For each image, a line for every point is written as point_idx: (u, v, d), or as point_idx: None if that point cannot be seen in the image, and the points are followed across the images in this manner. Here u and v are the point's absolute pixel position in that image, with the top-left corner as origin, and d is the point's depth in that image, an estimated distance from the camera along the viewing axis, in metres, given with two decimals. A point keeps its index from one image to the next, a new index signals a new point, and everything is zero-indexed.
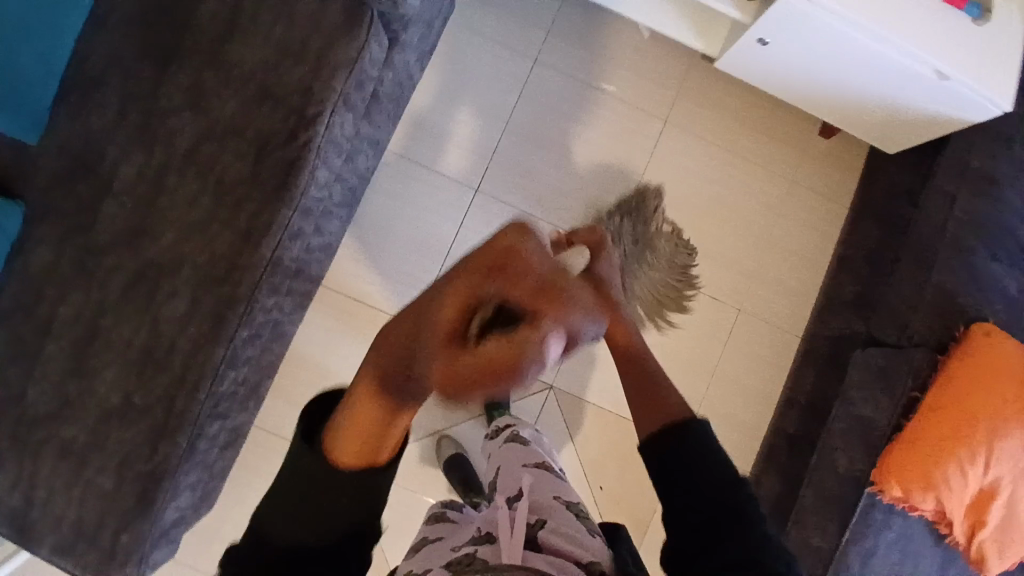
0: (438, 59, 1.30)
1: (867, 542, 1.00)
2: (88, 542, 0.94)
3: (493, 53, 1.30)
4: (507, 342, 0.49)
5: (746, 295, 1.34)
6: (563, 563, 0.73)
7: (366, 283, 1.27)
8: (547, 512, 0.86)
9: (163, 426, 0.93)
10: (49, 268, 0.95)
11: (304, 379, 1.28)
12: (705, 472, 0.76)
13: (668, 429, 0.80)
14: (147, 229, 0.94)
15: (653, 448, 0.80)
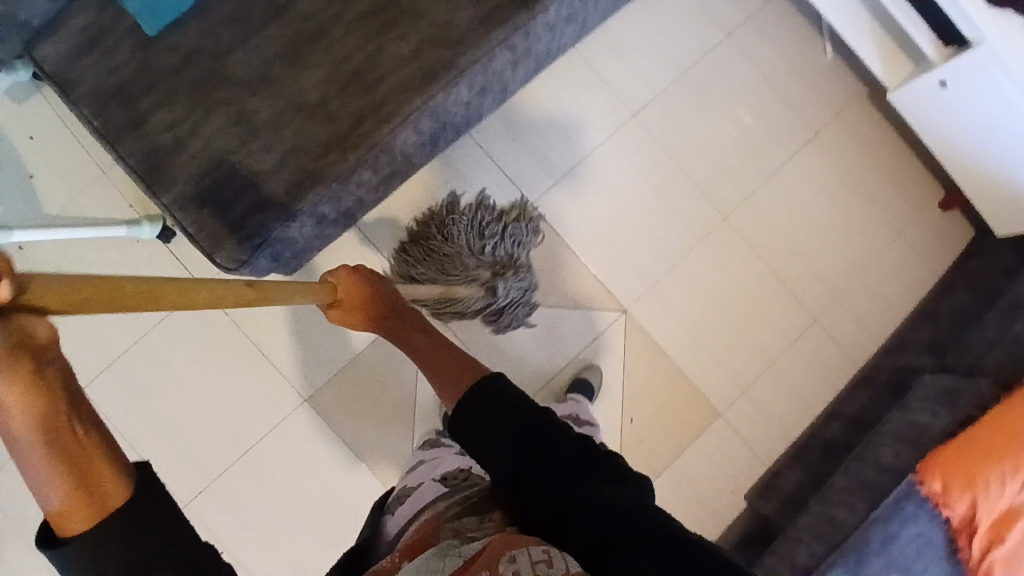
0: None
1: (892, 525, 1.05)
2: (218, 208, 0.96)
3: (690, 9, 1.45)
4: None
5: (825, 310, 1.42)
6: None
7: (510, 148, 1.38)
8: None
9: (342, 139, 0.98)
10: None
11: (419, 205, 1.34)
12: (502, 418, 0.69)
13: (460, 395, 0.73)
14: None
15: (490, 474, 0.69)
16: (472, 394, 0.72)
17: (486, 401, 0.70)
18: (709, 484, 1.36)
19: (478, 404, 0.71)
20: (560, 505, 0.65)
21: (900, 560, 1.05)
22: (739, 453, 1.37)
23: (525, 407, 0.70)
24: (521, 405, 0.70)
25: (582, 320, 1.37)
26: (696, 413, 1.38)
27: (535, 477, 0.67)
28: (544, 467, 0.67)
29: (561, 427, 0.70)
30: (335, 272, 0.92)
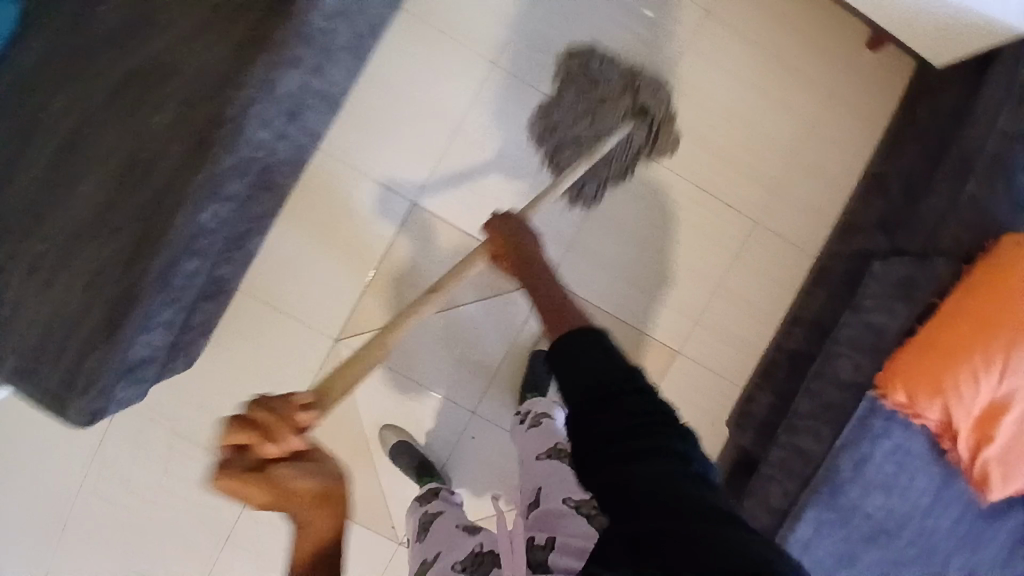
0: None
1: (862, 448, 0.97)
2: (52, 362, 0.90)
3: None
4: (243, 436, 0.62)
5: (765, 208, 1.27)
6: None
7: (369, 149, 1.21)
8: (550, 521, 0.71)
9: (141, 246, 0.88)
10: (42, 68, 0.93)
11: (293, 246, 1.21)
12: (586, 381, 0.63)
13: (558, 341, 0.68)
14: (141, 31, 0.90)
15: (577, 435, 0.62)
16: (572, 341, 0.67)
17: (584, 354, 0.65)
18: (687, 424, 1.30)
19: (574, 357, 0.66)
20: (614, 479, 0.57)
21: (877, 479, 0.97)
22: (711, 384, 1.30)
23: (610, 372, 0.63)
24: (614, 366, 0.64)
25: (508, 303, 1.27)
26: (656, 359, 1.28)
27: (595, 441, 0.60)
28: (607, 433, 0.60)
29: (644, 395, 0.61)
30: (492, 225, 0.95)
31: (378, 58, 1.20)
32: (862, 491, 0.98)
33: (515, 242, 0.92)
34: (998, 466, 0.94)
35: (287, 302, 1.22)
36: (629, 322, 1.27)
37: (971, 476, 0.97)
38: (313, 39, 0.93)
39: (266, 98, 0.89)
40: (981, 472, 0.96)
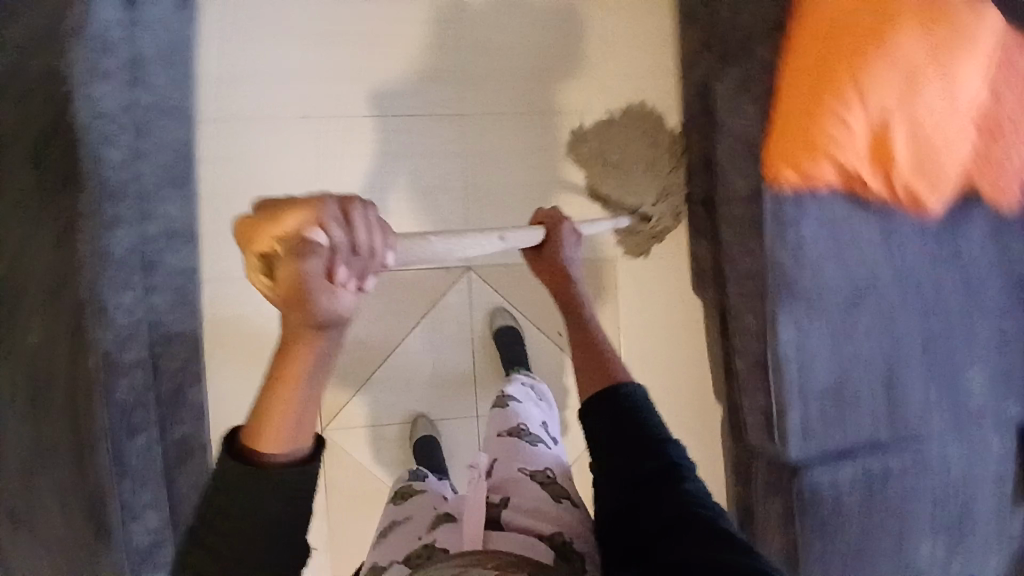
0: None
1: (793, 234, 0.98)
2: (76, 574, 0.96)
3: None
4: (280, 274, 0.48)
5: (611, 92, 1.29)
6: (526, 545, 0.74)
7: (245, 258, 1.21)
8: (509, 488, 0.83)
9: (79, 450, 0.90)
10: None
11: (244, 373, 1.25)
12: (636, 441, 0.77)
13: (598, 393, 0.82)
14: None
15: (590, 411, 0.82)
16: (609, 392, 0.82)
17: (619, 402, 0.80)
18: (660, 313, 1.32)
19: (628, 407, 0.80)
20: (624, 480, 0.74)
21: (821, 251, 0.99)
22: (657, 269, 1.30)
23: (654, 426, 0.78)
24: (648, 438, 0.77)
25: (445, 307, 1.28)
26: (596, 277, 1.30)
27: (625, 490, 0.73)
28: (647, 472, 0.73)
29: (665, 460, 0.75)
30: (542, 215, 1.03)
31: (202, 173, 1.18)
32: (814, 271, 0.99)
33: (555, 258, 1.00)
34: (916, 177, 0.97)
35: None
36: None
37: (903, 200, 0.99)
38: (123, 194, 0.96)
39: (110, 264, 0.93)
40: (906, 193, 0.98)
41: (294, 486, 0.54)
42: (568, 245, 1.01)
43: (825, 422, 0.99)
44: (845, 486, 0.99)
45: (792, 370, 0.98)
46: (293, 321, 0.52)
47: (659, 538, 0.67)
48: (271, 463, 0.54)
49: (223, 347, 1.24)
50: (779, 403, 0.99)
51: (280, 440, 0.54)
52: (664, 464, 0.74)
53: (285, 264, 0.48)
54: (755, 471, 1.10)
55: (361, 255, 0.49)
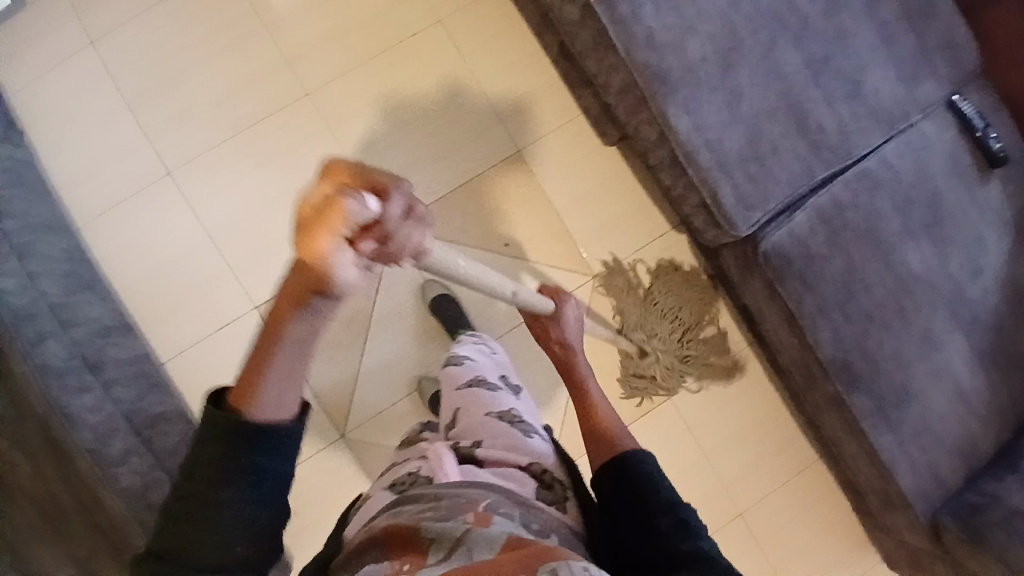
0: (30, 121, 1.21)
1: (638, 30, 0.97)
2: None
3: (59, 73, 1.22)
4: (313, 228, 0.42)
5: (434, 8, 1.29)
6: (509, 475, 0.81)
7: (192, 323, 1.22)
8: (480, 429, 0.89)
9: (113, 544, 0.94)
10: None
11: None
12: (647, 502, 0.77)
13: (614, 461, 0.84)
14: None
15: (609, 475, 0.82)
16: (618, 461, 0.83)
17: (624, 465, 0.82)
18: (589, 175, 1.31)
19: (635, 469, 0.82)
20: (634, 539, 0.74)
21: (672, 32, 0.97)
22: (562, 136, 1.31)
23: (671, 491, 0.79)
24: (669, 496, 0.78)
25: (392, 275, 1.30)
26: (511, 174, 1.30)
27: (642, 547, 0.73)
28: (662, 528, 0.73)
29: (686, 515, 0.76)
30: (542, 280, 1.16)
31: (114, 270, 1.21)
32: (676, 51, 0.97)
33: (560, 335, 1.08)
34: None
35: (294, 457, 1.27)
36: (467, 179, 1.29)
37: None
38: (37, 314, 1.00)
39: (56, 375, 0.98)
40: None
41: (283, 446, 0.53)
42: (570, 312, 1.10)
43: (757, 185, 0.97)
44: (806, 231, 0.97)
45: (704, 152, 0.96)
46: (303, 279, 0.46)
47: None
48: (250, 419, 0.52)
49: None
50: (707, 189, 0.97)
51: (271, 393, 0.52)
52: (669, 520, 0.74)
53: (324, 216, 0.41)
54: (726, 265, 1.09)
55: (391, 227, 0.45)
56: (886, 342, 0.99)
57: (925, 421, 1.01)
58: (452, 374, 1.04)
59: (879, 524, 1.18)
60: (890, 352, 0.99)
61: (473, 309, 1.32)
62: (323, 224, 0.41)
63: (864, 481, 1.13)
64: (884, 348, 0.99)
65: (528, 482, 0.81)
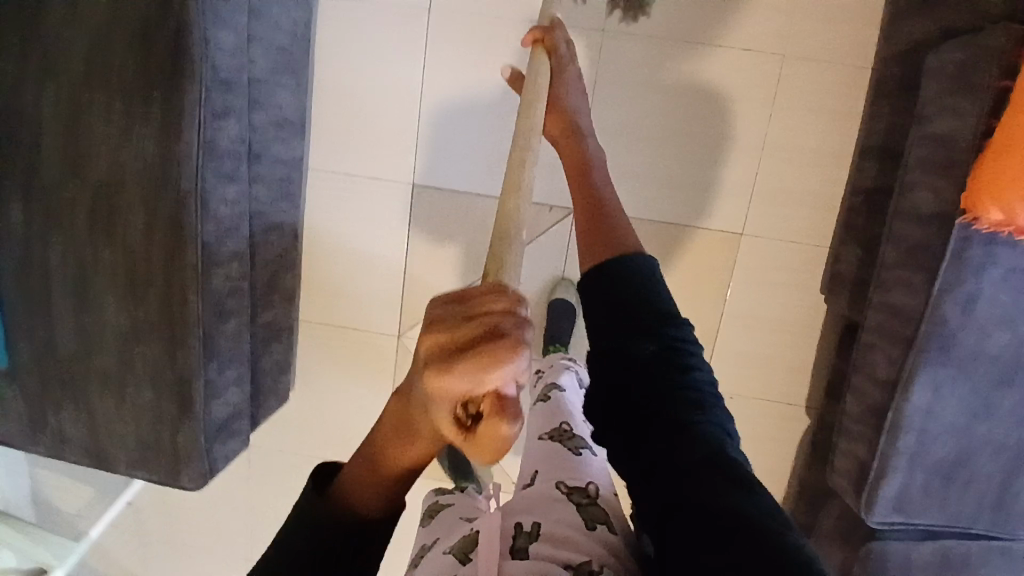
0: None
1: (967, 286, 0.81)
2: (155, 450, 1.00)
3: None
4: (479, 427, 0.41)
5: (784, 39, 1.06)
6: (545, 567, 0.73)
7: (350, 157, 1.20)
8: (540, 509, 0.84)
9: (171, 334, 0.94)
10: (24, 222, 0.95)
11: (334, 270, 1.27)
12: (631, 305, 0.69)
13: (600, 263, 0.75)
14: (83, 151, 0.90)
15: (594, 277, 0.74)
16: (608, 264, 0.74)
17: (618, 278, 0.72)
18: (774, 307, 1.17)
19: (631, 277, 0.73)
20: (624, 362, 0.67)
21: (997, 314, 0.81)
22: (785, 255, 1.15)
23: (661, 299, 0.70)
24: (646, 298, 0.70)
25: (543, 248, 1.23)
26: (715, 248, 1.16)
27: (633, 360, 0.66)
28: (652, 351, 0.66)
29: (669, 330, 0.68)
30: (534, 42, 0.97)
31: (320, 64, 1.15)
32: (980, 335, 0.83)
33: (571, 118, 0.95)
34: None
35: (352, 318, 1.29)
36: (672, 221, 1.16)
37: None
38: (232, 83, 0.92)
39: (213, 155, 0.91)
40: None
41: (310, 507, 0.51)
42: (571, 89, 0.98)
43: (927, 498, 0.88)
44: (921, 562, 0.91)
45: (911, 436, 0.86)
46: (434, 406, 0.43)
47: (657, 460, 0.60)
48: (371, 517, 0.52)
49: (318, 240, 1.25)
50: (879, 464, 0.88)
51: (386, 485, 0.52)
52: (667, 343, 0.66)
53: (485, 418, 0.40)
54: (824, 512, 1.03)
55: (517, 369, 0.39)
56: None
57: None
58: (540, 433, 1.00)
59: None
60: None
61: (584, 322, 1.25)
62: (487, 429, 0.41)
63: None
64: None
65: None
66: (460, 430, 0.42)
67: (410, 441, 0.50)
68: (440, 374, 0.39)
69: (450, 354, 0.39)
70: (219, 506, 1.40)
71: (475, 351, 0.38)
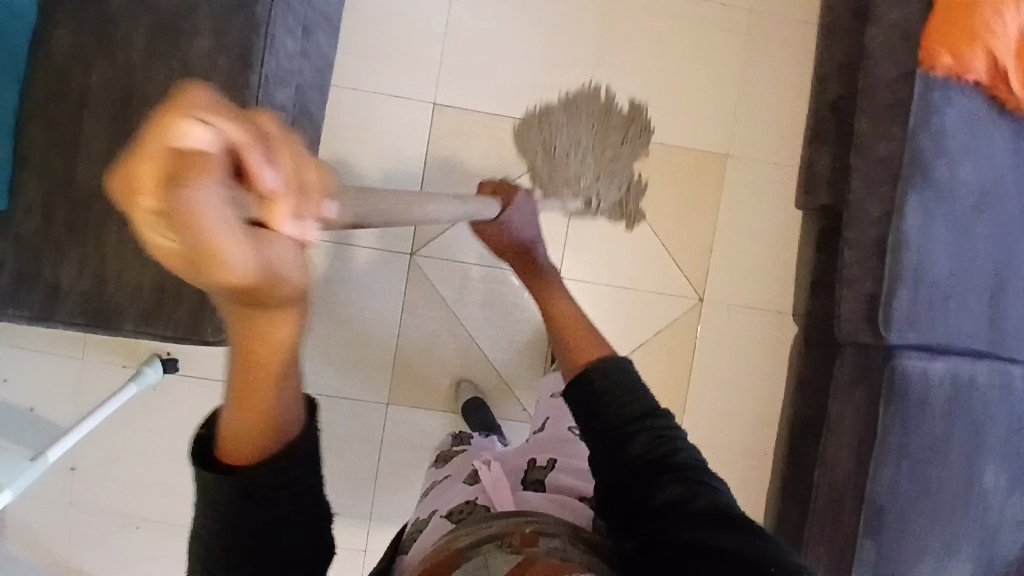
0: None
1: (935, 124, 1.00)
2: (175, 294, 0.93)
3: None
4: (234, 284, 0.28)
5: None
6: (558, 498, 0.81)
7: (377, 76, 1.27)
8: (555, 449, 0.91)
9: None
10: (70, 51, 0.94)
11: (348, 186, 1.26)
12: (646, 450, 0.70)
13: (579, 378, 0.79)
14: None
15: (575, 391, 0.78)
16: (594, 369, 0.78)
17: (606, 374, 0.77)
18: (761, 221, 1.33)
19: (604, 382, 0.77)
20: (610, 440, 0.72)
21: (960, 148, 1.01)
22: (766, 175, 1.33)
23: (643, 395, 0.76)
24: (639, 410, 0.74)
25: (558, 170, 1.29)
26: (706, 167, 1.32)
27: (626, 447, 0.71)
28: (636, 445, 0.71)
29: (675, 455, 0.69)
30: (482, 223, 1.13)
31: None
32: (951, 164, 1.01)
33: (516, 237, 1.12)
34: None
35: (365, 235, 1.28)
36: (670, 143, 1.32)
37: None
38: None
39: None
40: None
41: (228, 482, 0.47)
42: (521, 209, 1.13)
43: (931, 314, 1.00)
44: (935, 378, 1.01)
45: (911, 255, 1.00)
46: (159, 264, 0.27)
47: (648, 476, 0.68)
48: (262, 467, 0.46)
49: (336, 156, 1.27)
50: (888, 284, 1.01)
51: (269, 437, 0.45)
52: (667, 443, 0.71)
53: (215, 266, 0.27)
54: (838, 364, 1.11)
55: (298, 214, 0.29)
56: (920, 514, 1.03)
57: None
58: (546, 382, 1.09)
59: None
60: (916, 525, 1.04)
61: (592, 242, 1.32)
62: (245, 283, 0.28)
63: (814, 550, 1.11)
64: (915, 522, 1.03)
65: (584, 509, 0.80)
66: (257, 299, 0.31)
67: (250, 333, 0.34)
68: (152, 215, 0.24)
69: (145, 211, 0.24)
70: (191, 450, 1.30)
71: (158, 201, 0.24)
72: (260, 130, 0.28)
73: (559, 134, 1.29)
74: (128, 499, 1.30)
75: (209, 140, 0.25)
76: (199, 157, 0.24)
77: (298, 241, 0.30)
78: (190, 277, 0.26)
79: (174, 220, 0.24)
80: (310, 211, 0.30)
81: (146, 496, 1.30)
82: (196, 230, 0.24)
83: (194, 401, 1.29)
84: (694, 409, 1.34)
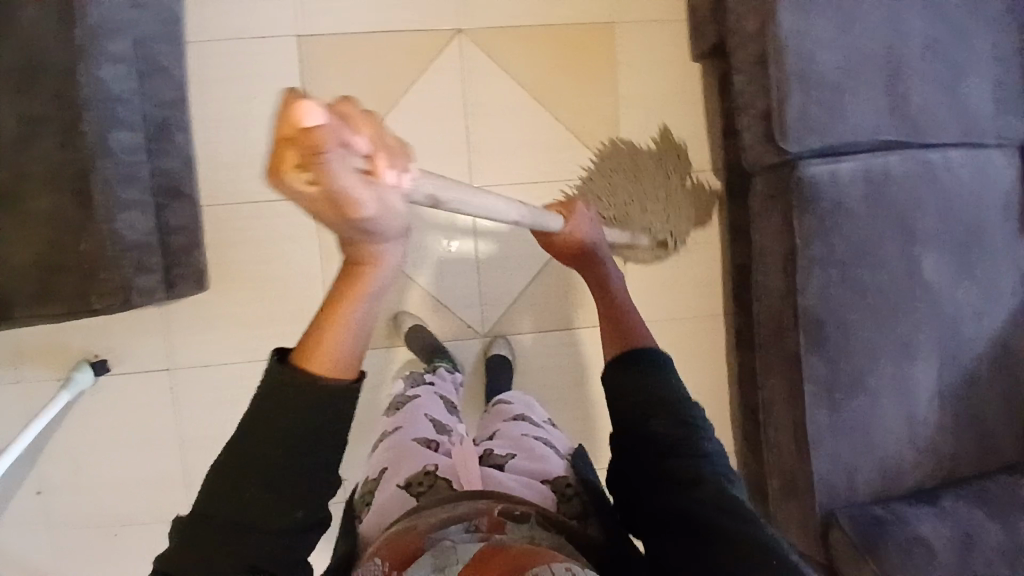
0: None
1: None
2: (57, 266, 0.89)
3: None
4: (322, 202, 0.40)
5: None
6: (530, 484, 0.85)
7: (233, 17, 1.19)
8: (518, 444, 0.96)
9: (69, 122, 0.89)
10: None
11: (231, 140, 1.20)
12: (677, 424, 0.69)
13: (622, 353, 0.76)
14: None
15: (618, 361, 0.75)
16: (626, 356, 0.75)
17: (638, 357, 0.74)
18: (660, 83, 1.29)
19: (638, 366, 0.74)
20: (639, 435, 0.69)
21: None
22: (656, 34, 1.29)
23: (676, 385, 0.73)
24: (668, 395, 0.71)
25: (442, 76, 1.25)
26: (595, 40, 1.28)
27: (653, 449, 0.68)
28: (660, 436, 0.68)
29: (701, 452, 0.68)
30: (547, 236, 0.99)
31: None
32: None
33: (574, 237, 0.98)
34: None
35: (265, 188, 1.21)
36: (554, 23, 1.27)
37: None
38: None
39: None
40: None
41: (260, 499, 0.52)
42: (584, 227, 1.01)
43: (828, 113, 0.98)
44: (845, 178, 0.99)
45: (795, 58, 0.96)
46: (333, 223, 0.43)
47: (666, 487, 0.66)
48: (341, 379, 0.53)
49: (211, 114, 1.19)
50: (778, 94, 0.97)
51: (345, 342, 0.53)
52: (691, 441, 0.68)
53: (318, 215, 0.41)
54: (753, 194, 1.08)
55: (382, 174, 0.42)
56: (862, 319, 1.01)
57: (865, 417, 1.03)
58: (501, 410, 1.11)
59: (761, 499, 1.23)
60: (862, 332, 1.02)
61: (497, 143, 1.27)
62: (330, 210, 0.41)
63: (773, 422, 1.09)
64: (860, 327, 1.01)
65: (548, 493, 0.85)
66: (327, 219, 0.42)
67: (346, 284, 0.53)
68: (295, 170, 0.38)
69: (284, 170, 0.38)
70: (149, 445, 1.25)
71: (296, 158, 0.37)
72: (352, 115, 0.41)
73: (624, 194, 1.25)
74: (101, 508, 1.27)
75: (349, 115, 0.40)
76: (357, 132, 0.40)
77: (389, 206, 0.44)
78: (304, 202, 0.40)
79: (305, 163, 0.37)
80: (398, 165, 0.43)
81: (118, 501, 1.26)
82: (342, 176, 0.38)
83: (139, 394, 1.24)
84: (639, 289, 1.31)
